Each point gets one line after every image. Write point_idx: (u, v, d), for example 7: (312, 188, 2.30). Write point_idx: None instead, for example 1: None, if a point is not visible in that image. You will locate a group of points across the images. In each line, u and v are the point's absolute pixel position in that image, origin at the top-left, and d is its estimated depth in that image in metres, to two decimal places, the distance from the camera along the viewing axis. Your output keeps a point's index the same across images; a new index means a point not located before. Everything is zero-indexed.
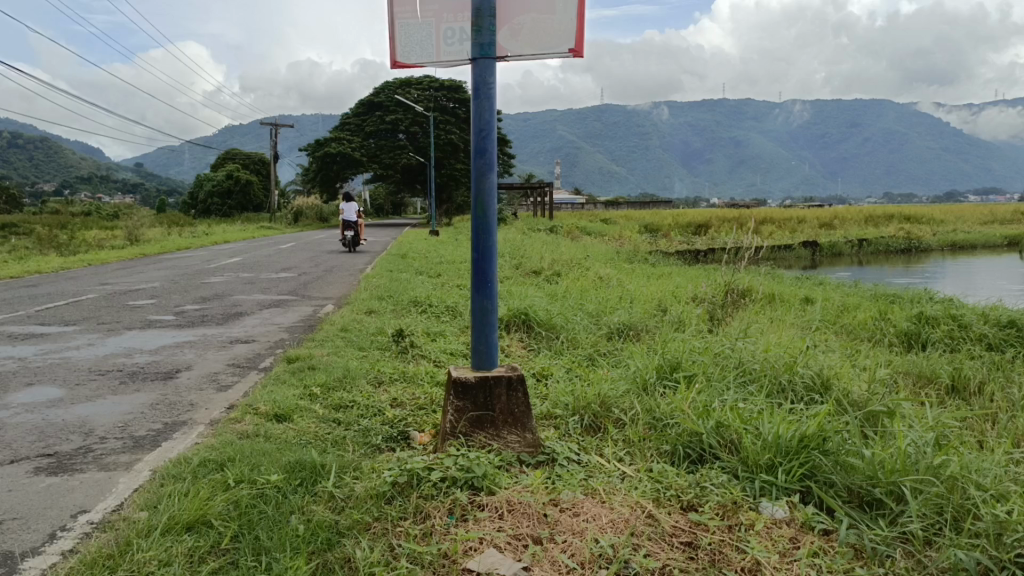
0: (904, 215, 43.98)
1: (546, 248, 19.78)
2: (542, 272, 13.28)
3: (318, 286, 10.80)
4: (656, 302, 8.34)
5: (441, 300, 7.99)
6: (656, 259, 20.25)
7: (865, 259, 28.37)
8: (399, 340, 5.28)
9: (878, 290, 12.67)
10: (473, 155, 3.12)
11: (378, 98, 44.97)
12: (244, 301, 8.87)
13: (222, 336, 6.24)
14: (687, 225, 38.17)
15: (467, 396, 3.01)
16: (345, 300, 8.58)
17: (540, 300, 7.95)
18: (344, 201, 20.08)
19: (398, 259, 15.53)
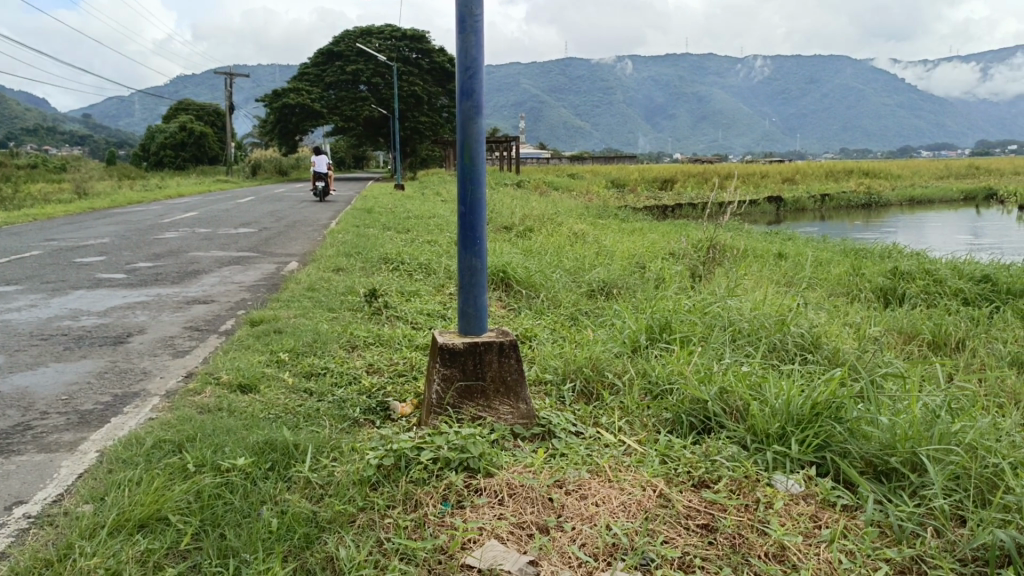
0: (865, 170, 44.35)
1: (513, 202, 19.44)
2: (511, 227, 12.96)
3: (279, 242, 10.39)
4: (634, 259, 8.10)
5: (412, 258, 7.68)
6: (624, 214, 20.04)
7: (828, 214, 28.47)
8: (371, 300, 4.98)
9: (846, 244, 12.64)
10: (458, 97, 2.79)
11: (338, 48, 43.73)
12: (201, 258, 8.46)
13: (178, 296, 5.87)
14: (652, 180, 38.05)
15: (455, 364, 2.74)
16: (309, 257, 8.21)
17: (516, 257, 7.69)
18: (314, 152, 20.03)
19: (362, 213, 15.10)
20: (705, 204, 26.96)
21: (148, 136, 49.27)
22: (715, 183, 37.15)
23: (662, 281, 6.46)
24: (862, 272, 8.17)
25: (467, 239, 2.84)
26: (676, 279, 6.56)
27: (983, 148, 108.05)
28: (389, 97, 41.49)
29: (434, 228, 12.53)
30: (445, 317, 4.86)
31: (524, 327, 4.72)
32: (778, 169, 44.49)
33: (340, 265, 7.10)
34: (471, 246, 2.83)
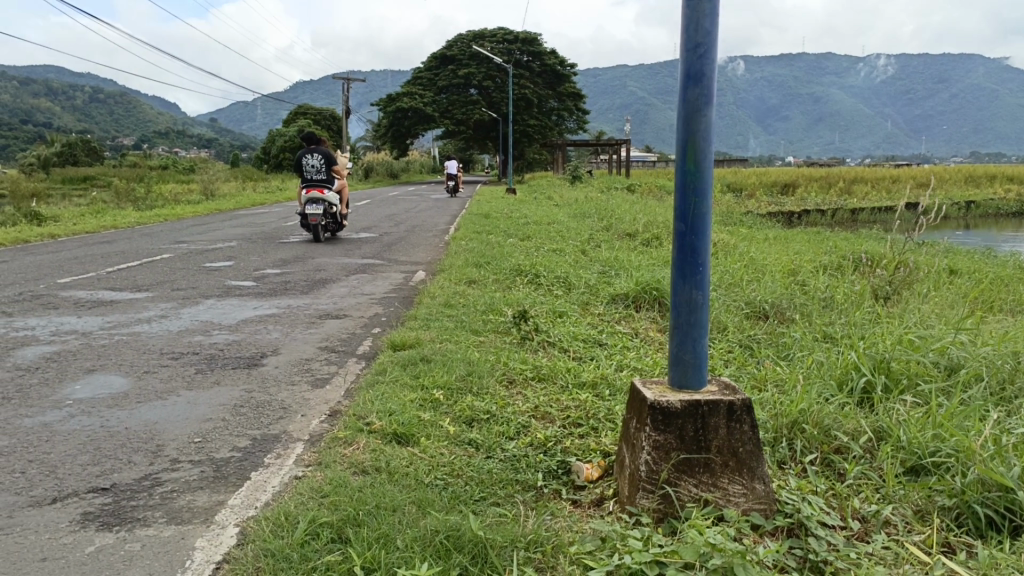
0: (1006, 176, 41.10)
1: (633, 208, 18.70)
2: (640, 237, 12.29)
3: (403, 248, 10.09)
4: (798, 278, 7.22)
5: (547, 269, 7.08)
6: (752, 221, 18.96)
7: (972, 223, 26.34)
8: (521, 321, 4.40)
9: (1014, 258, 11.35)
10: (685, 82, 2.18)
11: (451, 52, 43.98)
12: (328, 265, 8.19)
13: (310, 309, 5.51)
14: (772, 184, 36.39)
15: (670, 428, 2.15)
16: (438, 266, 7.82)
17: (663, 271, 7.01)
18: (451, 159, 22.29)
19: (482, 218, 14.76)
20: (836, 211, 25.37)
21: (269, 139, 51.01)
22: (841, 188, 35.18)
23: (843, 309, 5.61)
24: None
25: (686, 267, 2.21)
26: (861, 305, 5.68)
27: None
28: (500, 101, 41.33)
29: (558, 235, 11.99)
30: (606, 345, 4.26)
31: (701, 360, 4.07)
32: (909, 174, 41.79)
33: (474, 277, 6.62)
34: (692, 275, 2.21)
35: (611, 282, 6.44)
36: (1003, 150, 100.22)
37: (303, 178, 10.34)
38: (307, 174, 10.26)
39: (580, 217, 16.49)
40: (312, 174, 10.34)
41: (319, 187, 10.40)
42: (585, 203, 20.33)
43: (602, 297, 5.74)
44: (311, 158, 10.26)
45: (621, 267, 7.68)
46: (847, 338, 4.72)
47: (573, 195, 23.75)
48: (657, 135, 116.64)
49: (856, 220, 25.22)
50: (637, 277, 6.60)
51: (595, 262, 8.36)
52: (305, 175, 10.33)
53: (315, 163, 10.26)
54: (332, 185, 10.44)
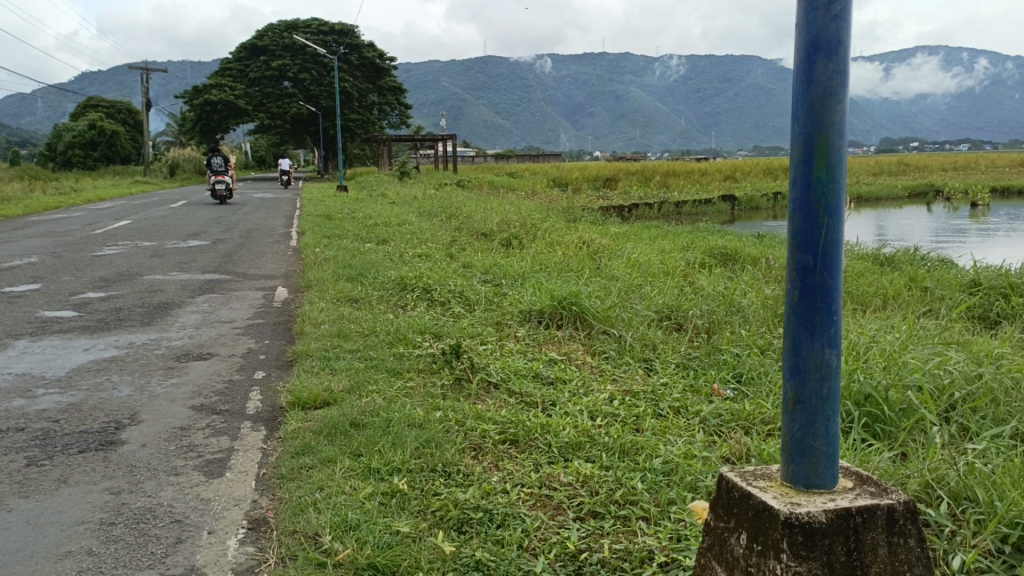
0: (800, 168, 44.61)
1: (475, 204, 18.11)
2: (499, 238, 11.67)
3: (245, 259, 8.87)
4: (696, 282, 6.84)
5: (431, 281, 6.27)
6: (591, 216, 18.90)
7: (781, 213, 28.06)
8: (452, 359, 3.63)
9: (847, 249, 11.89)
10: (813, 51, 1.49)
11: (263, 42, 41.50)
12: (163, 283, 6.97)
13: (164, 348, 4.45)
14: (595, 178, 37.26)
15: (814, 550, 1.49)
16: (300, 282, 6.85)
17: (557, 279, 6.45)
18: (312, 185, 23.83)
19: (321, 220, 13.60)
20: (662, 203, 26.09)
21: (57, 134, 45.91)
22: (661, 181, 36.54)
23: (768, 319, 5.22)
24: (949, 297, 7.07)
25: (815, 318, 1.51)
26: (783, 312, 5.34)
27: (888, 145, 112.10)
28: (318, 94, 39.44)
29: (412, 238, 11.15)
30: (554, 381, 3.57)
31: (668, 395, 3.47)
32: (717, 167, 44.21)
33: (355, 294, 5.73)
34: (824, 330, 1.50)
35: (513, 295, 5.77)
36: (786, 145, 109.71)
37: (211, 168, 18.43)
38: (213, 167, 18.39)
39: (423, 216, 15.67)
40: (215, 167, 18.45)
41: (219, 174, 18.51)
42: (425, 200, 19.57)
43: (511, 314, 5.05)
44: (214, 159, 18.34)
45: (507, 275, 7.03)
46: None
47: (408, 192, 22.84)
48: (473, 129, 116.93)
49: (680, 213, 26.07)
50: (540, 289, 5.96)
51: (473, 269, 7.67)
52: (212, 167, 18.45)
53: (217, 162, 18.38)
54: (227, 173, 18.55)
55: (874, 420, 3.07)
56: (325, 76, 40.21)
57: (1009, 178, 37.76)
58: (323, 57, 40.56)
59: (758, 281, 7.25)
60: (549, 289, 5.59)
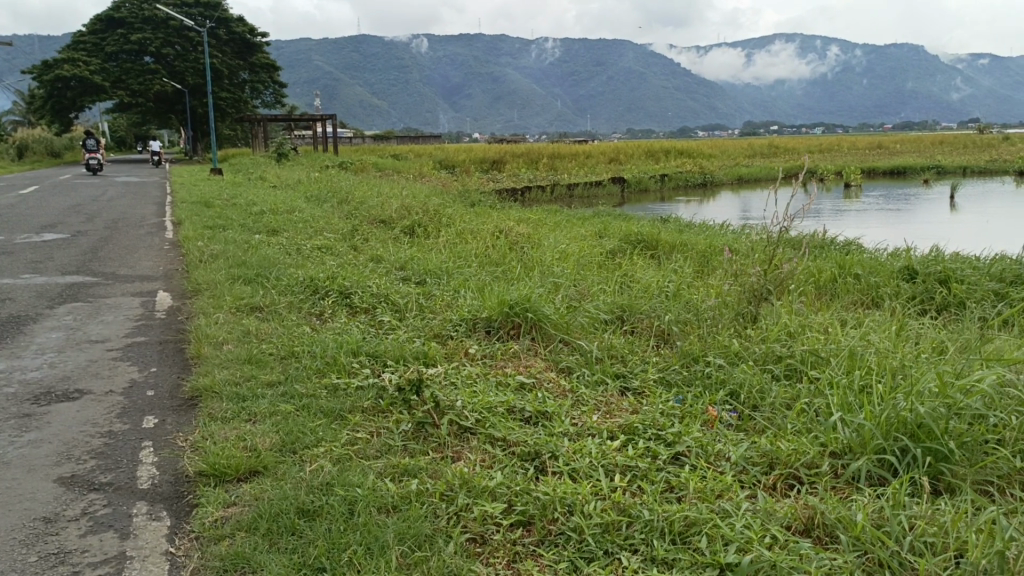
0: (679, 149, 45.58)
1: (365, 188, 17.07)
2: (402, 227, 10.83)
3: (113, 255, 7.69)
4: (636, 273, 6.35)
5: (349, 281, 5.49)
6: (487, 200, 18.20)
7: (669, 195, 28.28)
8: (411, 398, 2.90)
9: (753, 233, 11.79)
10: None
11: (120, 14, 38.36)
12: (14, 289, 5.81)
13: (16, 384, 3.46)
14: (482, 160, 36.57)
15: None
16: (188, 284, 5.89)
17: (490, 279, 5.84)
18: (179, 171, 22.12)
19: (200, 207, 12.37)
20: (554, 186, 25.72)
21: None
22: (548, 163, 36.27)
23: (734, 320, 4.75)
24: (886, 287, 6.85)
25: None
26: (747, 311, 4.91)
27: (753, 129, 117.02)
28: (184, 71, 36.78)
29: (307, 228, 10.16)
30: (535, 418, 2.93)
31: (675, 426, 2.87)
32: (601, 149, 44.38)
33: (262, 302, 4.90)
34: None
35: (448, 299, 5.09)
36: (657, 129, 112.51)
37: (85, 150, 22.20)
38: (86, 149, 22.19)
39: (312, 201, 14.60)
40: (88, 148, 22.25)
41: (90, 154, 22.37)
42: (310, 184, 18.39)
43: (454, 323, 4.38)
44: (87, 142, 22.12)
45: (430, 272, 6.31)
46: (789, 370, 3.80)
47: (290, 175, 21.47)
48: (350, 109, 113.77)
49: (572, 195, 25.80)
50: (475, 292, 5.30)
51: (388, 264, 6.94)
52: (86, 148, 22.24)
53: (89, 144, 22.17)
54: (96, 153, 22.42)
55: (935, 455, 2.50)
56: (191, 51, 37.58)
57: (875, 158, 39.64)
58: (189, 31, 37.86)
59: (697, 272, 6.82)
60: (489, 292, 4.94)
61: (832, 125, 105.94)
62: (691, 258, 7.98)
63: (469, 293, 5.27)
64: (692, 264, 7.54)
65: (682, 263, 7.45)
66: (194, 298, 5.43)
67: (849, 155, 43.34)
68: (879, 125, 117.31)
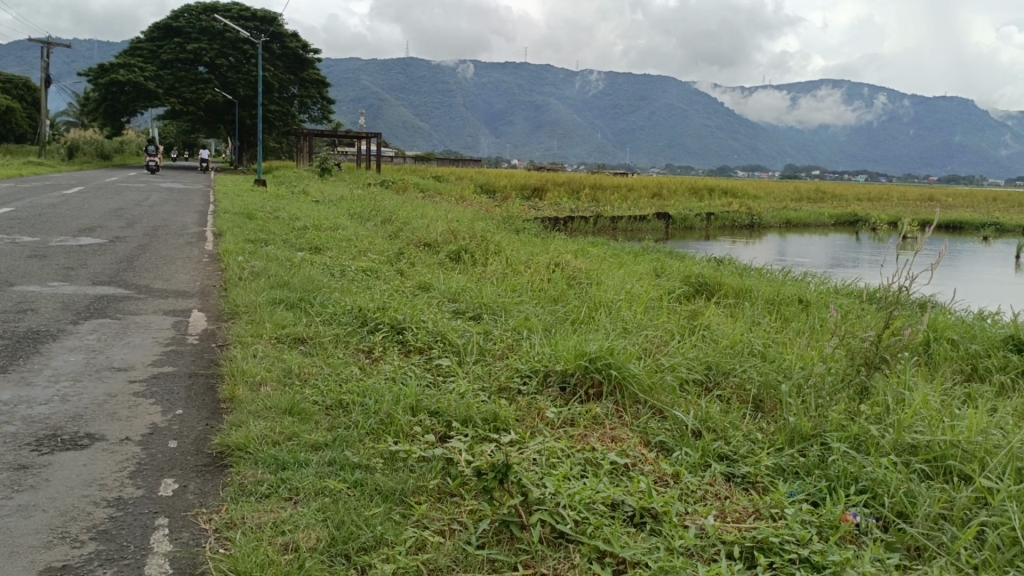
0: (724, 188, 44.76)
1: (409, 209, 16.60)
2: (448, 251, 10.34)
3: (149, 266, 7.26)
4: (714, 322, 5.74)
5: (403, 311, 4.96)
6: (532, 228, 17.64)
7: (714, 235, 27.49)
8: (489, 489, 2.31)
9: (815, 285, 11.07)
10: None
11: (176, 23, 38.76)
12: (39, 298, 5.36)
13: (17, 421, 2.93)
14: (524, 187, 36.13)
15: None
16: (225, 306, 5.39)
17: (555, 321, 5.27)
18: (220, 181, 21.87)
19: (241, 218, 11.98)
20: (598, 218, 25.10)
21: None
22: (591, 194, 35.71)
23: (843, 393, 4.10)
24: (987, 359, 6.14)
25: None
26: (855, 382, 4.27)
27: (794, 172, 115.72)
28: (236, 82, 36.98)
29: (350, 247, 9.69)
30: (643, 520, 2.36)
31: (825, 550, 2.27)
32: (644, 183, 43.75)
33: (306, 331, 4.39)
34: None
35: (514, 343, 4.53)
36: (697, 168, 111.70)
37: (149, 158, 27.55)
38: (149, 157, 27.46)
39: (355, 219, 14.17)
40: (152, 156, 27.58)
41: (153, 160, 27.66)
42: (353, 201, 18.00)
43: (523, 374, 3.78)
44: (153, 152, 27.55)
45: (486, 305, 5.77)
46: (929, 469, 3.15)
47: (332, 190, 21.15)
48: (393, 129, 114.58)
49: (616, 228, 25.18)
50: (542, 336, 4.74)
51: (439, 294, 6.43)
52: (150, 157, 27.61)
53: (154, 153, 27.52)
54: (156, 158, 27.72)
55: None
56: (243, 63, 37.81)
57: (927, 211, 38.45)
58: (244, 43, 38.10)
59: (774, 326, 6.19)
60: (560, 336, 4.37)
61: (875, 173, 104.31)
62: (765, 309, 7.35)
63: (535, 335, 4.71)
64: (769, 317, 6.91)
65: (757, 314, 6.82)
66: (232, 319, 4.95)
67: (898, 206, 42.20)
68: (923, 177, 115.14)
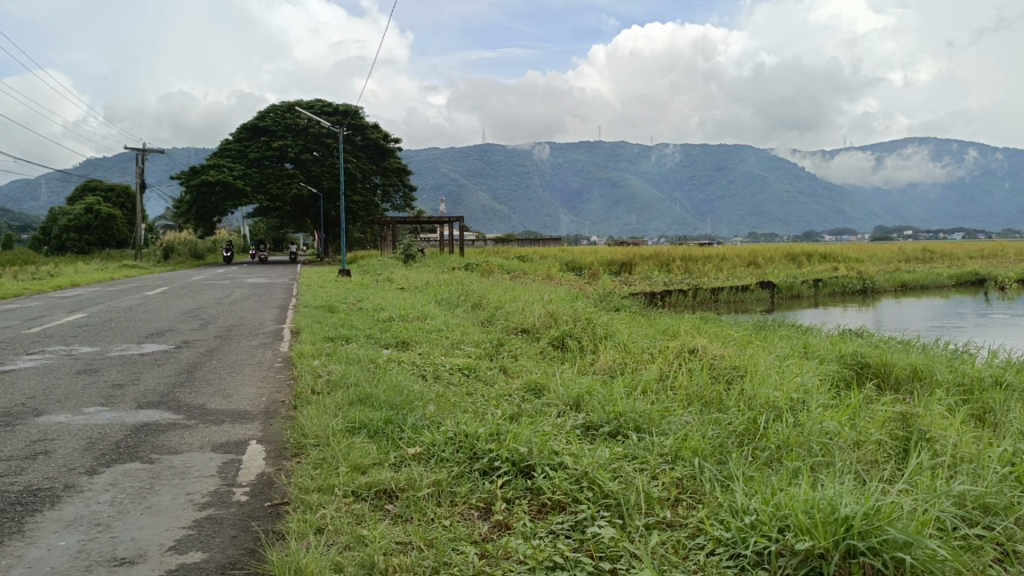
0: (824, 253, 42.33)
1: (501, 291, 15.51)
2: (550, 338, 9.06)
3: (212, 377, 6.18)
4: (939, 434, 4.28)
5: (531, 437, 3.69)
6: (633, 306, 16.22)
7: (824, 302, 25.44)
8: None
9: (987, 359, 9.22)
10: None
11: (263, 122, 39.69)
12: (67, 430, 4.28)
13: None
14: (612, 262, 34.80)
15: None
16: (290, 433, 4.17)
17: (737, 451, 3.89)
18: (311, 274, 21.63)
19: (323, 312, 11.08)
20: (696, 290, 23.51)
21: (51, 218, 43.93)
22: (682, 265, 34.13)
23: None
24: None
25: None
26: None
27: (884, 232, 111.33)
28: (320, 175, 37.53)
29: (441, 339, 8.56)
30: None
31: None
32: (736, 252, 41.77)
33: (404, 478, 3.14)
34: None
35: (692, 496, 3.21)
36: (782, 235, 108.44)
37: None
38: None
39: (444, 306, 13.11)
40: None
41: None
42: (443, 286, 17.04)
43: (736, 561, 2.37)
44: None
45: (628, 420, 4.45)
46: None
47: (418, 276, 20.36)
48: (474, 213, 115.96)
49: (717, 300, 23.51)
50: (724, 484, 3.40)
51: (560, 402, 5.13)
52: None
53: None
54: None
55: None
56: (327, 157, 38.32)
57: None
58: (327, 137, 38.64)
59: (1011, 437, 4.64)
60: (764, 488, 2.96)
61: (974, 229, 99.16)
62: (965, 409, 5.81)
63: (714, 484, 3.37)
64: (982, 423, 5.37)
65: (965, 419, 5.30)
66: (304, 454, 3.73)
67: (1018, 261, 38.97)
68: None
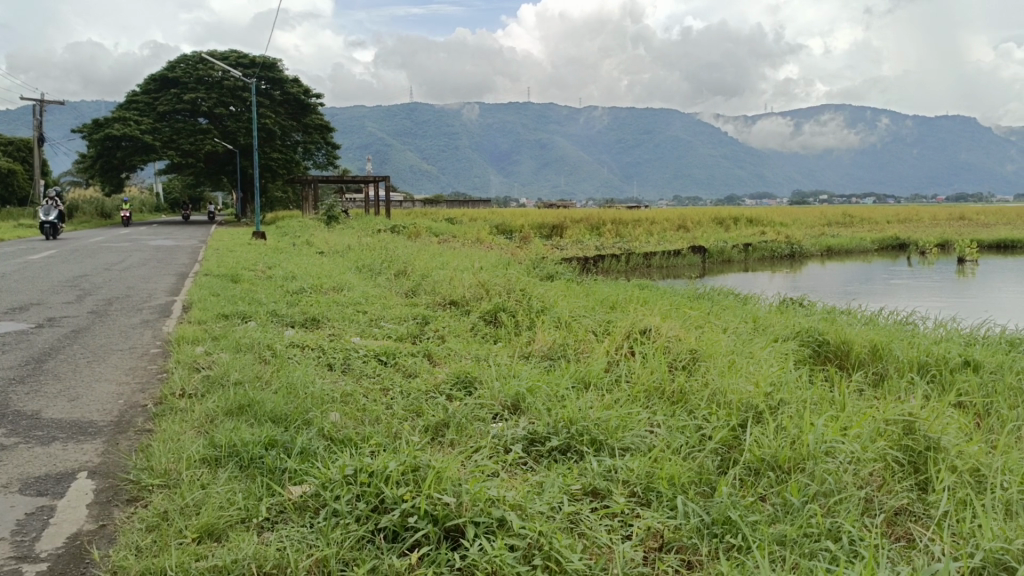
0: (751, 217, 42.31)
1: (427, 257, 14.44)
2: (480, 313, 8.10)
3: (66, 371, 5.02)
4: (954, 438, 3.53)
5: (462, 475, 2.73)
6: (565, 272, 15.36)
7: (754, 267, 25.10)
8: None
9: (940, 335, 8.63)
10: None
11: (173, 73, 37.07)
12: None
13: None
14: (541, 225, 33.92)
15: None
16: (134, 461, 3.09)
17: (729, 483, 3.01)
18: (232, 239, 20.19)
19: (227, 283, 9.85)
20: (628, 254, 22.85)
21: None
22: (612, 229, 33.49)
23: None
24: None
25: None
26: None
27: (802, 197, 113.67)
28: (236, 131, 35.36)
29: (356, 315, 7.50)
30: None
31: None
32: (665, 216, 41.37)
33: (273, 554, 2.17)
34: None
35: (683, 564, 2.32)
36: (705, 199, 109.64)
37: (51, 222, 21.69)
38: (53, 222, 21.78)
39: (364, 274, 11.99)
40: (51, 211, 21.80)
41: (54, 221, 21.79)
42: (365, 251, 15.86)
43: None
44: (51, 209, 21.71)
45: (582, 429, 3.55)
46: None
47: (338, 239, 19.06)
48: (400, 173, 113.51)
49: (649, 265, 22.89)
50: (720, 542, 2.54)
51: (496, 402, 4.20)
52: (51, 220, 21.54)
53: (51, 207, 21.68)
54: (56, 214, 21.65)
55: None
56: (243, 112, 36.08)
57: (971, 230, 35.85)
58: (243, 90, 36.35)
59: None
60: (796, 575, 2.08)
61: (886, 194, 102.20)
62: (945, 393, 5.18)
63: (708, 542, 2.49)
64: (978, 416, 4.69)
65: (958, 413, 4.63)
66: (146, 503, 2.68)
67: (935, 226, 39.78)
68: (935, 200, 112.47)
